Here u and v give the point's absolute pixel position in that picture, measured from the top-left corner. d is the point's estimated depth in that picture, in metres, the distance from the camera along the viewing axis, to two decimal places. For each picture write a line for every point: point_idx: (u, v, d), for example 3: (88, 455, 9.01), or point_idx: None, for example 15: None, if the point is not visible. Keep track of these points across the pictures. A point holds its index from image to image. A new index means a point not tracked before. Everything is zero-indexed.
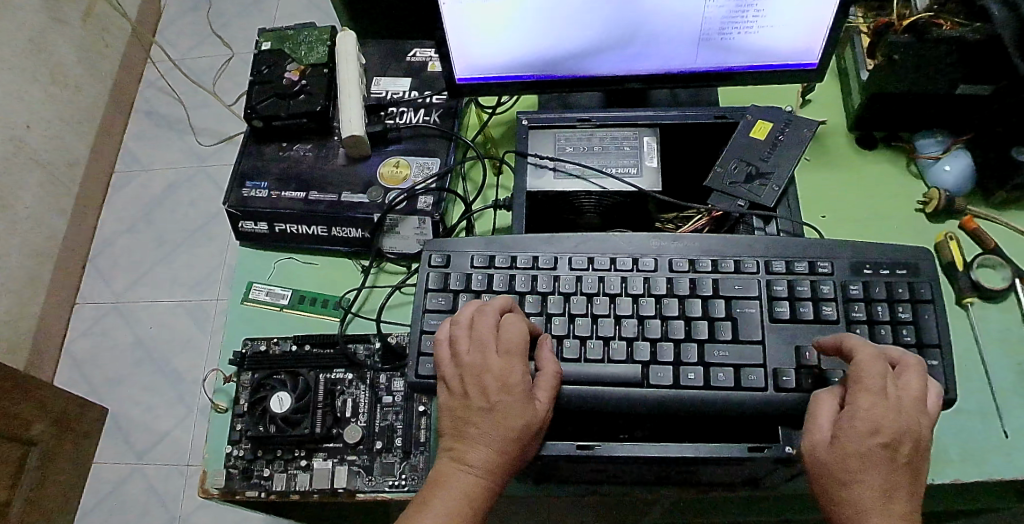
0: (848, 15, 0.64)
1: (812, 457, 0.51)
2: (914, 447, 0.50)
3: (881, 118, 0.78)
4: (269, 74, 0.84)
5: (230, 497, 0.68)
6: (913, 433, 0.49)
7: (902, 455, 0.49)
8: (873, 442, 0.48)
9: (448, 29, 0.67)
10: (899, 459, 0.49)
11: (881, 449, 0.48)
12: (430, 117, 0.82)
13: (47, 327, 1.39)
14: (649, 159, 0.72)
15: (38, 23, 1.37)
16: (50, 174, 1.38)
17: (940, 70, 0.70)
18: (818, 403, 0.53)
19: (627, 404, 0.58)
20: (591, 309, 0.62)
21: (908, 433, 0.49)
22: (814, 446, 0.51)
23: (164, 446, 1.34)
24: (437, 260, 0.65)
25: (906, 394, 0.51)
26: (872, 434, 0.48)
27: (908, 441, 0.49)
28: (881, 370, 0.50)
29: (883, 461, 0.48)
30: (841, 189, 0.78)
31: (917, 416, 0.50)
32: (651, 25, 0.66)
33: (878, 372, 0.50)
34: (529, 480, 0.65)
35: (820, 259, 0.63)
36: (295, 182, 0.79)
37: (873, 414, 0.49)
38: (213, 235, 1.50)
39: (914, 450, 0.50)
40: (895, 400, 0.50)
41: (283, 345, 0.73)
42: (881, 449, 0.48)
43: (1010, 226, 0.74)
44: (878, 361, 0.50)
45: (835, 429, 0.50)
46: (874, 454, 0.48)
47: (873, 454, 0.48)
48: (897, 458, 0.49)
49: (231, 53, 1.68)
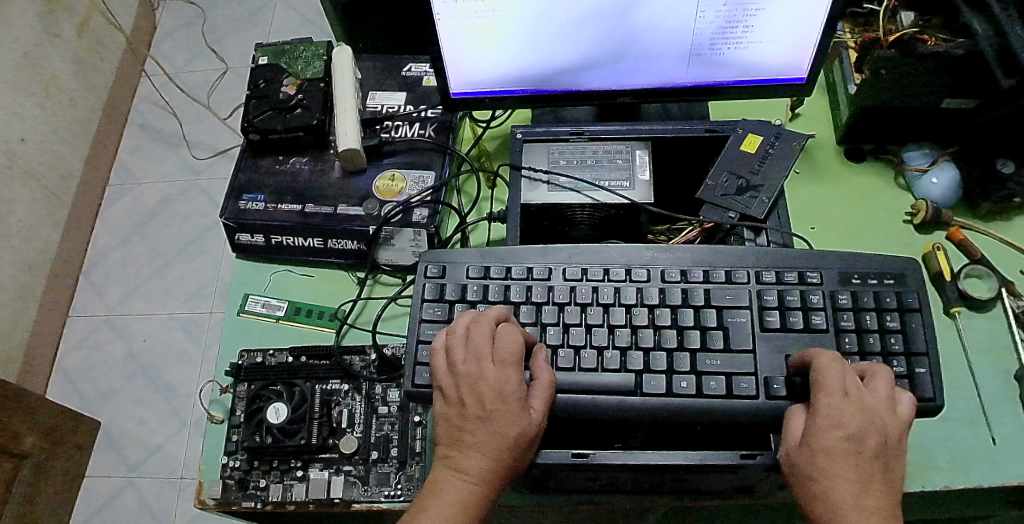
0: (835, 31, 0.66)
1: (786, 461, 0.53)
2: (883, 445, 0.50)
3: (868, 131, 0.80)
4: (266, 88, 0.85)
5: (226, 508, 0.68)
6: (878, 429, 0.50)
7: (869, 450, 0.50)
8: (835, 436, 0.50)
9: (443, 44, 0.68)
10: (865, 454, 0.49)
11: (845, 443, 0.49)
12: (424, 130, 0.83)
13: (39, 340, 1.39)
14: (641, 172, 0.74)
15: (33, 37, 1.37)
16: (44, 187, 1.38)
17: (925, 84, 0.72)
18: (789, 413, 0.55)
19: (621, 412, 0.59)
20: (585, 319, 0.63)
21: (873, 430, 0.50)
22: (788, 450, 0.53)
23: (157, 459, 1.34)
24: (432, 271, 0.66)
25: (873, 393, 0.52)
26: (835, 428, 0.50)
27: (873, 437, 0.50)
28: (840, 371, 0.52)
29: (849, 456, 0.49)
30: (829, 201, 0.79)
31: (882, 414, 0.51)
32: (643, 41, 0.68)
33: (838, 372, 0.52)
34: (523, 489, 0.65)
35: (809, 269, 0.64)
36: (292, 195, 0.79)
37: (834, 409, 0.51)
38: (207, 248, 1.50)
39: (882, 448, 0.50)
40: (858, 397, 0.51)
41: (279, 357, 0.74)
42: (845, 444, 0.49)
43: (995, 237, 0.75)
44: (835, 362, 0.53)
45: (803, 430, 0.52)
46: (839, 449, 0.49)
47: (836, 449, 0.49)
48: (864, 453, 0.49)
49: (226, 68, 1.69)
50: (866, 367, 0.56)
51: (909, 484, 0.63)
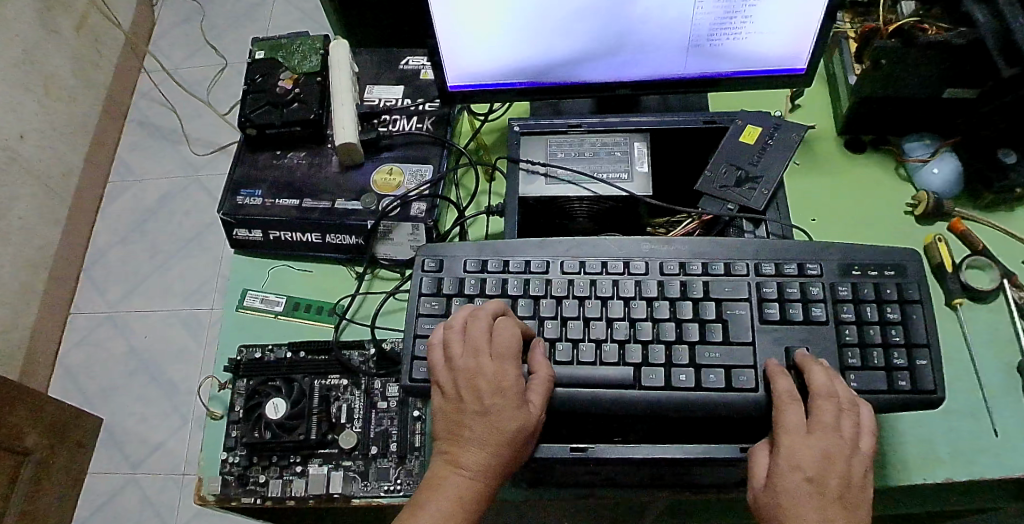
0: (835, 21, 0.65)
1: (754, 503, 0.53)
2: (845, 483, 0.51)
3: (869, 122, 0.79)
4: (263, 82, 0.84)
5: (225, 504, 0.68)
6: (841, 468, 0.51)
7: (833, 490, 0.50)
8: (798, 478, 0.50)
9: (440, 38, 0.68)
10: (829, 494, 0.50)
11: (807, 484, 0.50)
12: (422, 124, 0.83)
13: (41, 337, 1.40)
14: (640, 164, 0.73)
15: (31, 34, 1.37)
16: (43, 185, 1.38)
17: (926, 73, 0.71)
18: (754, 450, 0.55)
19: (619, 406, 0.59)
20: (583, 312, 0.63)
21: (835, 470, 0.50)
22: (755, 492, 0.53)
23: (159, 456, 1.34)
24: (430, 265, 0.66)
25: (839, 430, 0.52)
26: (796, 470, 0.50)
27: (834, 477, 0.50)
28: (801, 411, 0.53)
29: (811, 496, 0.49)
30: (829, 192, 0.79)
31: (847, 452, 0.51)
32: (641, 33, 0.67)
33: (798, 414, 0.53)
34: (523, 484, 0.65)
35: (809, 261, 0.64)
36: (289, 190, 0.79)
37: (795, 451, 0.51)
38: (207, 244, 1.50)
39: (846, 487, 0.50)
40: (822, 432, 0.52)
41: (278, 352, 0.74)
42: (806, 486, 0.50)
43: (997, 228, 0.75)
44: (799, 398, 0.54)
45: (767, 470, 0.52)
46: (802, 490, 0.50)
47: (799, 490, 0.50)
48: (826, 494, 0.50)
49: (225, 63, 1.68)
50: (840, 390, 0.54)
51: (910, 476, 0.63)
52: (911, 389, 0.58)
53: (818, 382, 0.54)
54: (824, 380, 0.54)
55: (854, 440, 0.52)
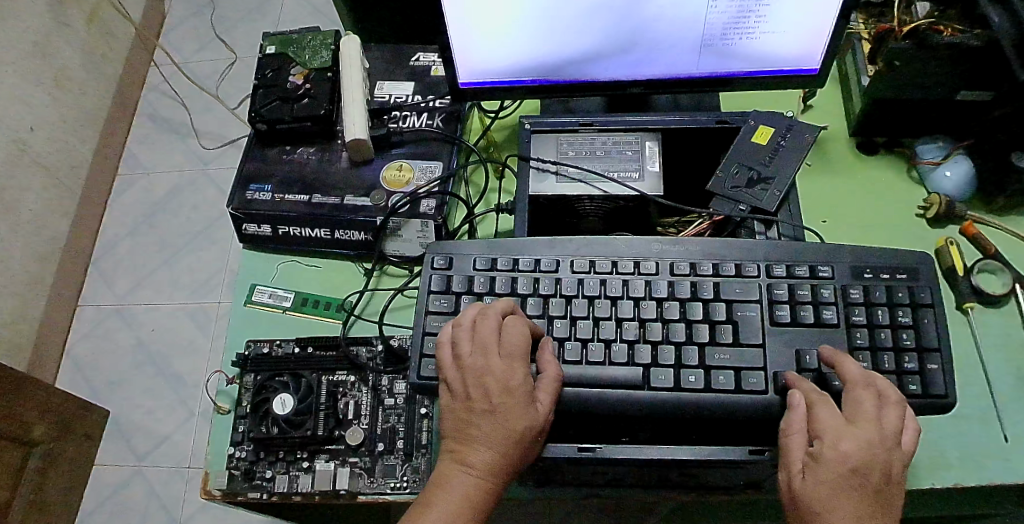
0: (850, 21, 0.65)
1: (788, 488, 0.52)
2: (886, 477, 0.50)
3: (882, 123, 0.78)
4: (273, 78, 0.84)
5: (231, 499, 0.68)
6: (884, 459, 0.50)
7: (874, 482, 0.49)
8: (841, 468, 0.49)
9: (451, 34, 0.67)
10: (869, 487, 0.49)
11: (849, 475, 0.49)
12: (432, 121, 0.82)
13: (49, 329, 1.40)
14: (651, 163, 0.73)
15: (41, 26, 1.38)
16: (52, 177, 1.39)
17: (940, 75, 0.71)
18: (788, 437, 0.53)
19: (628, 406, 0.59)
20: (593, 311, 0.62)
21: (879, 462, 0.50)
22: (790, 479, 0.52)
23: (165, 449, 1.34)
24: (439, 262, 0.66)
25: (883, 424, 0.52)
26: (841, 460, 0.49)
27: (877, 469, 0.50)
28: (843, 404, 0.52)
29: (851, 488, 0.49)
30: (841, 194, 0.78)
31: (890, 445, 0.51)
32: (653, 31, 0.67)
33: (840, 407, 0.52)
34: (529, 483, 0.64)
35: (821, 263, 0.63)
36: (298, 186, 0.79)
37: (841, 441, 0.50)
38: (215, 238, 1.50)
39: (885, 481, 0.50)
40: (862, 422, 0.51)
41: (286, 347, 0.74)
42: (849, 476, 0.49)
43: (1009, 232, 0.74)
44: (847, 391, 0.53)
45: (806, 458, 0.52)
46: (843, 480, 0.49)
47: (841, 480, 0.49)
48: (865, 488, 0.49)
49: (235, 57, 1.68)
50: (878, 383, 0.54)
51: (920, 481, 0.63)
52: (922, 393, 0.57)
53: (854, 374, 0.54)
54: (859, 373, 0.54)
55: (897, 434, 0.51)
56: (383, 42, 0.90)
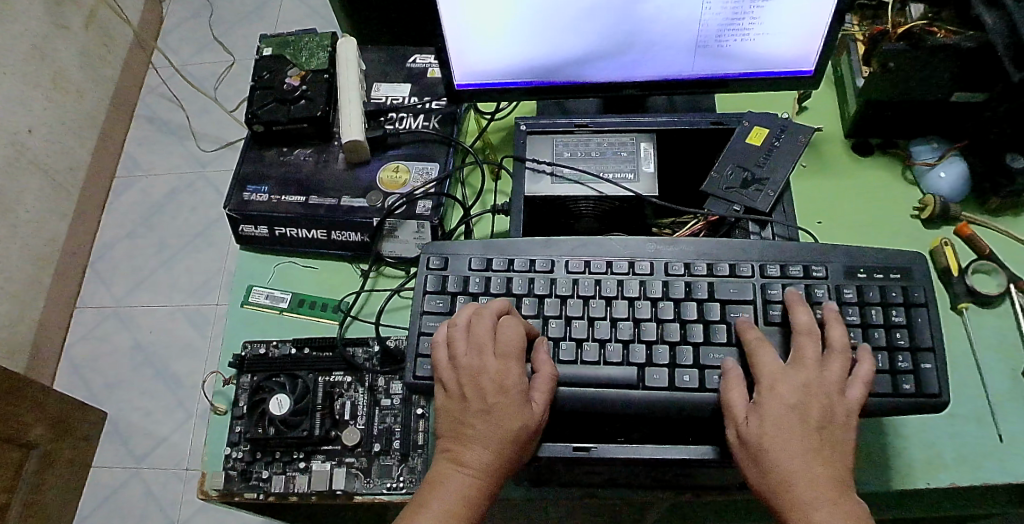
0: (843, 23, 0.65)
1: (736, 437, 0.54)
2: (829, 417, 0.52)
3: (877, 125, 0.79)
4: (270, 79, 0.85)
5: (228, 499, 0.69)
6: (822, 398, 0.53)
7: (814, 421, 0.52)
8: (778, 405, 0.52)
9: (447, 36, 0.68)
10: (810, 425, 0.52)
11: (787, 412, 0.52)
12: (429, 122, 0.83)
13: (47, 331, 1.40)
14: (646, 165, 0.73)
15: (40, 29, 1.38)
16: (50, 179, 1.39)
17: (934, 76, 0.71)
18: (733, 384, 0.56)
19: (623, 406, 0.59)
20: (588, 312, 0.63)
21: (815, 399, 0.53)
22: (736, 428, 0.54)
23: (164, 450, 1.35)
24: (435, 263, 0.66)
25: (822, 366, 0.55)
26: (776, 397, 0.53)
27: (816, 407, 0.52)
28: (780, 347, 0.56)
29: (791, 424, 0.52)
30: (835, 195, 0.78)
31: (830, 393, 0.53)
32: (648, 33, 0.67)
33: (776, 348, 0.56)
34: (525, 483, 0.65)
35: (814, 263, 0.63)
36: (296, 186, 0.79)
37: (775, 378, 0.54)
38: (213, 240, 1.50)
39: (828, 420, 0.52)
40: (800, 371, 0.54)
41: (283, 348, 0.74)
42: (787, 413, 0.52)
43: (1004, 232, 0.74)
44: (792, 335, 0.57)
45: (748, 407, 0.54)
46: (782, 417, 0.52)
47: (780, 417, 0.52)
48: (806, 424, 0.52)
49: (233, 59, 1.69)
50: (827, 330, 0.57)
51: (914, 480, 0.63)
52: (916, 392, 0.58)
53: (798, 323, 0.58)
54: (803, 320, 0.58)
55: (840, 384, 0.54)
56: (381, 44, 0.91)
